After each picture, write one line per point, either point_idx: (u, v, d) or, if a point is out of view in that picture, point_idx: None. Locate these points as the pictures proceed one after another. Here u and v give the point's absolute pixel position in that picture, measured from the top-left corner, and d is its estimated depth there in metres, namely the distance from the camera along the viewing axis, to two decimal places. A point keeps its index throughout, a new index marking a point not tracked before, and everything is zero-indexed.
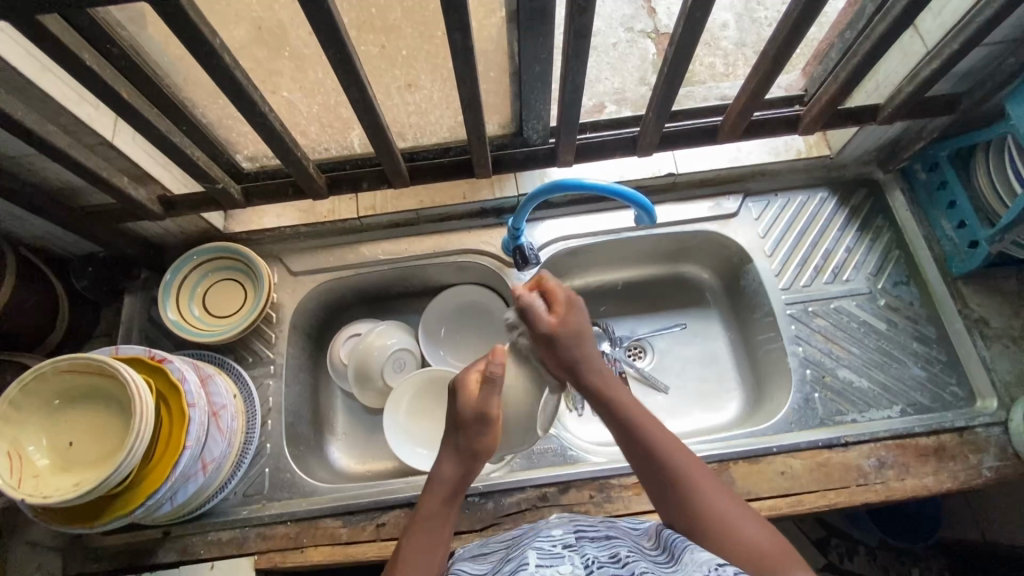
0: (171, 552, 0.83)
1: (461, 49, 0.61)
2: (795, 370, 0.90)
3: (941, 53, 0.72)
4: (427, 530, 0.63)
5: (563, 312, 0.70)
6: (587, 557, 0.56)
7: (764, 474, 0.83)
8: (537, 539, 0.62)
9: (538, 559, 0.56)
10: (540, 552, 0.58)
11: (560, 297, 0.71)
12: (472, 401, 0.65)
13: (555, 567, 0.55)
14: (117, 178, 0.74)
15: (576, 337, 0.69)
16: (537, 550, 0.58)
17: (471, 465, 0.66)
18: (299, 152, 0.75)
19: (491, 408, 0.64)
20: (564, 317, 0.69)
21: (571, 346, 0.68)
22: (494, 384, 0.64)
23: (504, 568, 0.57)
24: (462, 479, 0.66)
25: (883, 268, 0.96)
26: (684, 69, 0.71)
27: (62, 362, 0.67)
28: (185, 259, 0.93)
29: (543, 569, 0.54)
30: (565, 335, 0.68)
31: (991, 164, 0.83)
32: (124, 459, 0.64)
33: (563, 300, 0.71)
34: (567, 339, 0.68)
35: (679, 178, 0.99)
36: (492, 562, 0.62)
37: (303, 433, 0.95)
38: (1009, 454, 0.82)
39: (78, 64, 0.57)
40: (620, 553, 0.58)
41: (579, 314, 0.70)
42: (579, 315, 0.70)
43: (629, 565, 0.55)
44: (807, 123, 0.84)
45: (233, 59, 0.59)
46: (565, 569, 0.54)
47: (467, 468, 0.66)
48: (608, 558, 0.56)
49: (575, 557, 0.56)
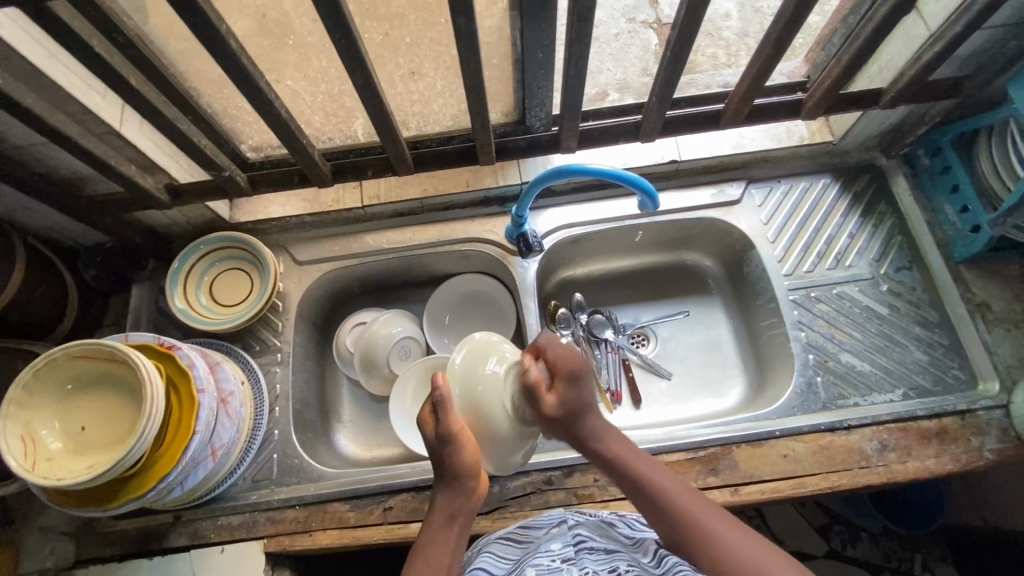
0: (182, 537, 0.85)
1: (465, 33, 0.61)
2: (798, 355, 0.91)
3: (944, 36, 0.72)
4: (429, 561, 0.60)
5: (563, 388, 0.64)
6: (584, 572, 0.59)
7: (767, 457, 0.83)
8: (536, 554, 0.63)
9: None
10: (539, 569, 0.60)
11: (560, 365, 0.65)
12: (432, 431, 0.62)
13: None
14: (125, 167, 0.74)
15: (576, 411, 0.65)
16: (537, 565, 0.60)
17: (460, 487, 0.63)
18: (305, 139, 0.75)
19: (447, 426, 0.60)
20: (563, 396, 0.64)
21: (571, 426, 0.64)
22: (440, 402, 0.61)
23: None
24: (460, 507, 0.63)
25: (885, 253, 0.96)
26: (686, 56, 0.71)
27: (72, 348, 0.68)
28: (194, 246, 0.95)
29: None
30: (568, 417, 0.64)
31: (994, 148, 0.83)
32: (136, 442, 0.65)
33: (564, 370, 0.64)
34: (568, 420, 0.64)
35: (683, 165, 0.99)
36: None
37: (311, 421, 0.97)
38: (1010, 436, 0.83)
39: (87, 51, 0.57)
40: (619, 565, 0.60)
41: (577, 381, 0.65)
42: (576, 380, 0.65)
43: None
44: (810, 108, 0.84)
45: (239, 45, 0.59)
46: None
47: (459, 492, 0.63)
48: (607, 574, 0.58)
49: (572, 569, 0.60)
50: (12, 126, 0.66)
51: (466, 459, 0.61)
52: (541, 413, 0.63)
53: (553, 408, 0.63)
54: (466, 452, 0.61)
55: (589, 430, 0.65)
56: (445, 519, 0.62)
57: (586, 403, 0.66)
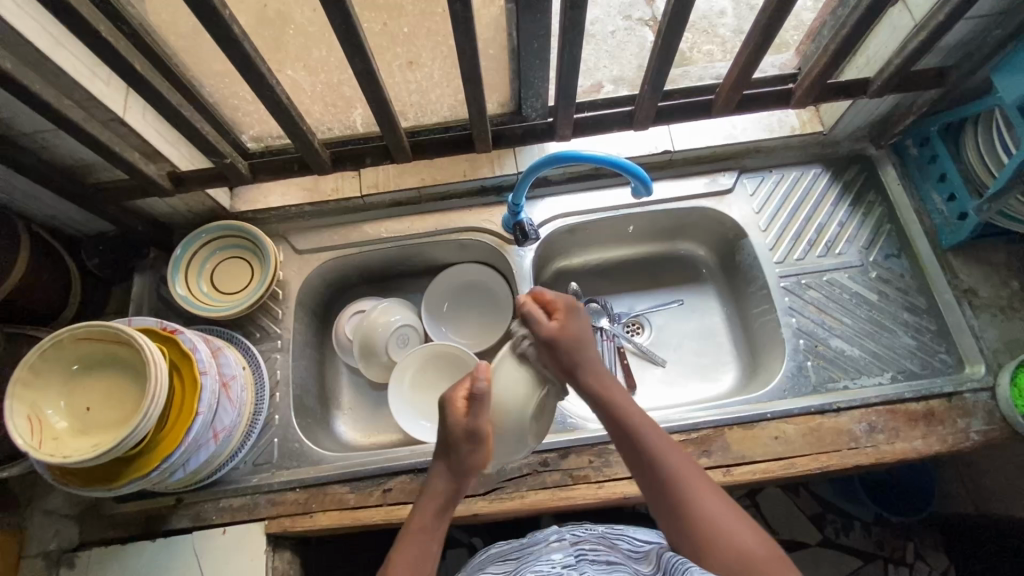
0: (185, 519, 0.86)
1: (462, 21, 0.63)
2: (789, 340, 0.93)
3: (928, 25, 0.74)
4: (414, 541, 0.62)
5: (563, 319, 0.68)
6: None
7: (757, 438, 0.85)
8: (537, 561, 0.66)
9: None
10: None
11: (558, 303, 0.70)
12: (461, 422, 0.63)
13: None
14: (129, 153, 0.76)
15: (574, 343, 0.67)
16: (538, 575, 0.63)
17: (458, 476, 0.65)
18: (305, 127, 0.77)
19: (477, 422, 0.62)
20: (562, 324, 0.67)
21: (565, 354, 0.66)
22: (479, 397, 0.62)
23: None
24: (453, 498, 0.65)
25: (875, 241, 0.98)
26: (677, 43, 0.72)
27: (78, 330, 0.70)
28: (195, 235, 0.96)
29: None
30: (564, 343, 0.66)
31: (979, 136, 0.85)
32: (140, 422, 0.67)
33: (563, 308, 0.69)
34: (564, 345, 0.66)
35: (676, 156, 1.01)
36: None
37: (311, 407, 0.98)
38: (996, 418, 0.85)
39: (94, 36, 0.59)
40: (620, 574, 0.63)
41: (578, 318, 0.69)
42: (578, 320, 0.69)
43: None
44: (799, 97, 0.86)
45: (241, 31, 0.61)
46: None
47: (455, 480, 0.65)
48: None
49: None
50: (19, 112, 0.67)
51: (481, 458, 0.64)
52: (539, 331, 0.67)
53: (550, 329, 0.66)
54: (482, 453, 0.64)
55: (585, 368, 0.67)
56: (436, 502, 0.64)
57: (585, 340, 0.68)
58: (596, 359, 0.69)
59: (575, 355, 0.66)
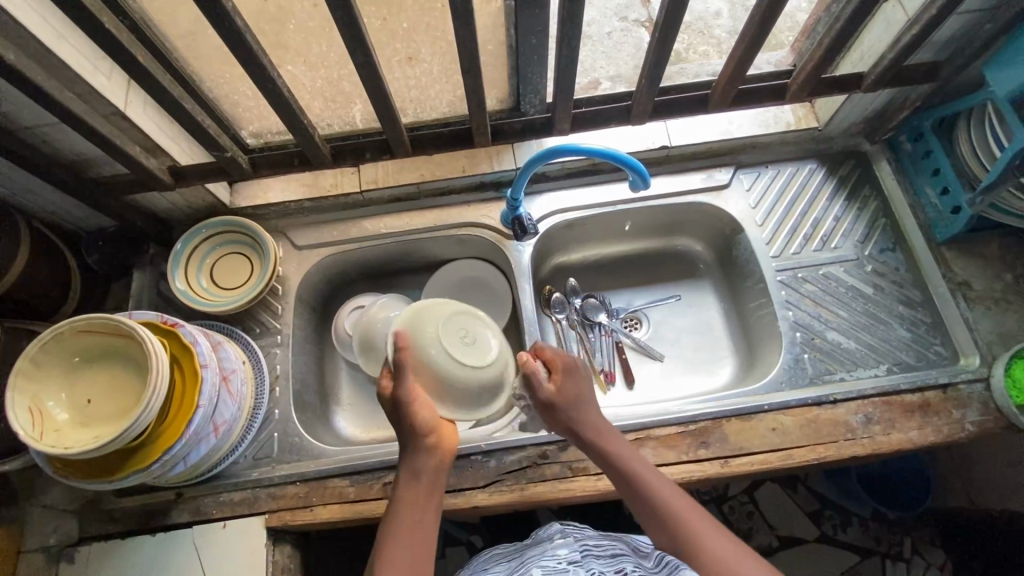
0: (184, 513, 0.86)
1: (462, 13, 0.63)
2: (785, 333, 0.94)
3: (921, 19, 0.75)
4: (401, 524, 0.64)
5: (562, 379, 0.73)
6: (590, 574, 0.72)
7: (755, 430, 0.86)
8: (544, 557, 0.76)
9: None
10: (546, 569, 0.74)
11: (556, 360, 0.74)
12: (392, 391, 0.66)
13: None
14: (129, 147, 0.76)
15: (573, 402, 0.73)
16: (545, 567, 0.74)
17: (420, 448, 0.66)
18: (306, 121, 0.77)
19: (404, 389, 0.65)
20: (560, 387, 0.73)
21: (565, 414, 0.72)
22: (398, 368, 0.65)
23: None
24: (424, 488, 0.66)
25: (870, 235, 0.99)
26: (674, 37, 0.73)
27: (79, 322, 0.70)
28: (201, 229, 0.96)
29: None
30: (563, 404, 0.72)
31: (972, 130, 0.86)
32: (142, 413, 0.67)
33: (560, 367, 0.73)
34: (561, 407, 0.72)
35: (673, 151, 1.02)
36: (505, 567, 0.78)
37: (311, 403, 0.99)
38: (991, 409, 0.86)
39: (96, 28, 0.59)
40: (624, 567, 0.74)
41: (574, 376, 0.73)
42: (575, 376, 0.74)
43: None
44: (794, 92, 0.87)
45: (244, 24, 0.61)
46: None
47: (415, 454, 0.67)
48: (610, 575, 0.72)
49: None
50: (20, 104, 0.67)
51: (425, 416, 0.66)
52: (540, 395, 0.72)
53: (550, 393, 0.72)
54: (422, 410, 0.65)
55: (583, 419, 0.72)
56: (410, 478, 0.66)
57: (584, 397, 0.73)
58: (597, 415, 0.74)
59: (574, 414, 0.72)
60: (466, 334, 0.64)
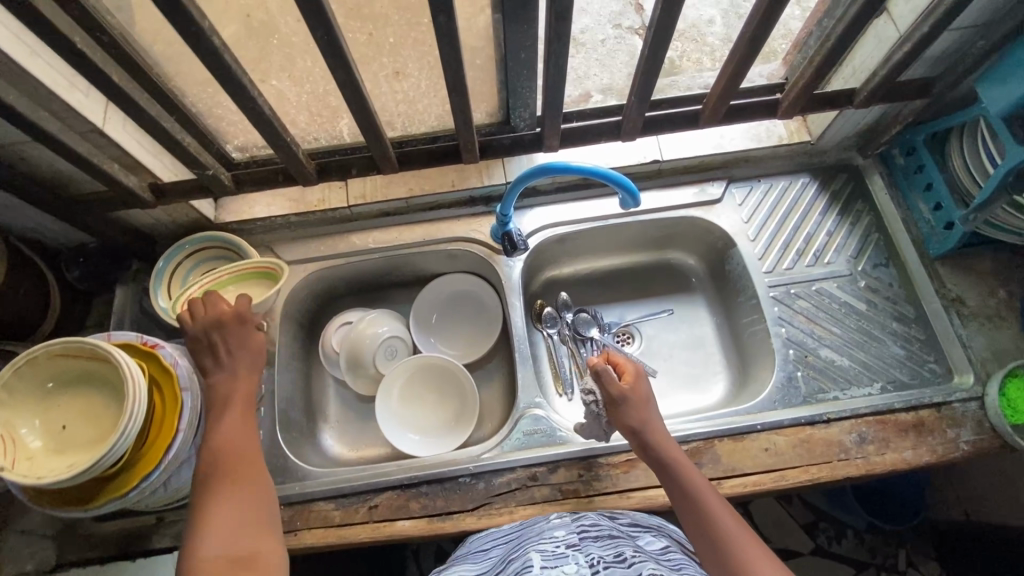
0: (165, 538, 0.84)
1: (446, 32, 0.62)
2: (778, 350, 0.93)
3: (912, 37, 0.74)
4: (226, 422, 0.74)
5: (632, 380, 0.79)
6: (591, 556, 0.62)
7: (748, 450, 0.84)
8: (540, 542, 0.67)
9: (542, 561, 0.62)
10: (544, 553, 0.63)
11: (629, 366, 0.80)
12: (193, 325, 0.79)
13: (561, 568, 0.60)
14: (108, 165, 0.74)
15: (641, 403, 0.77)
16: (541, 552, 0.64)
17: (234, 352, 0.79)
18: (289, 138, 0.76)
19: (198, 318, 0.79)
20: (632, 385, 0.78)
21: (632, 411, 0.76)
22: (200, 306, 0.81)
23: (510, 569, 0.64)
24: (241, 420, 0.75)
25: (862, 250, 0.98)
26: (663, 55, 0.72)
27: (54, 346, 0.68)
28: (213, 234, 0.95)
29: (548, 570, 0.60)
30: (630, 402, 0.77)
31: (965, 145, 0.85)
32: (118, 441, 0.65)
33: (634, 370, 0.80)
34: (631, 403, 0.77)
35: (664, 166, 1.01)
36: (495, 560, 0.68)
37: (297, 421, 0.96)
38: (985, 428, 0.85)
39: (68, 47, 0.57)
40: (625, 552, 0.64)
41: (645, 382, 0.79)
42: (645, 384, 0.79)
43: (635, 566, 0.60)
44: (786, 108, 0.86)
45: (222, 43, 0.60)
46: (570, 569, 0.60)
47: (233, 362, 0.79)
48: (613, 558, 0.62)
49: (579, 557, 0.62)
50: None
51: (218, 320, 0.79)
52: (610, 388, 0.77)
53: (621, 388, 0.77)
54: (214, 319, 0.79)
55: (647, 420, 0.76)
56: (227, 379, 0.78)
57: (652, 404, 0.78)
58: (660, 424, 0.77)
59: (638, 414, 0.76)
60: (389, 352, 1.04)
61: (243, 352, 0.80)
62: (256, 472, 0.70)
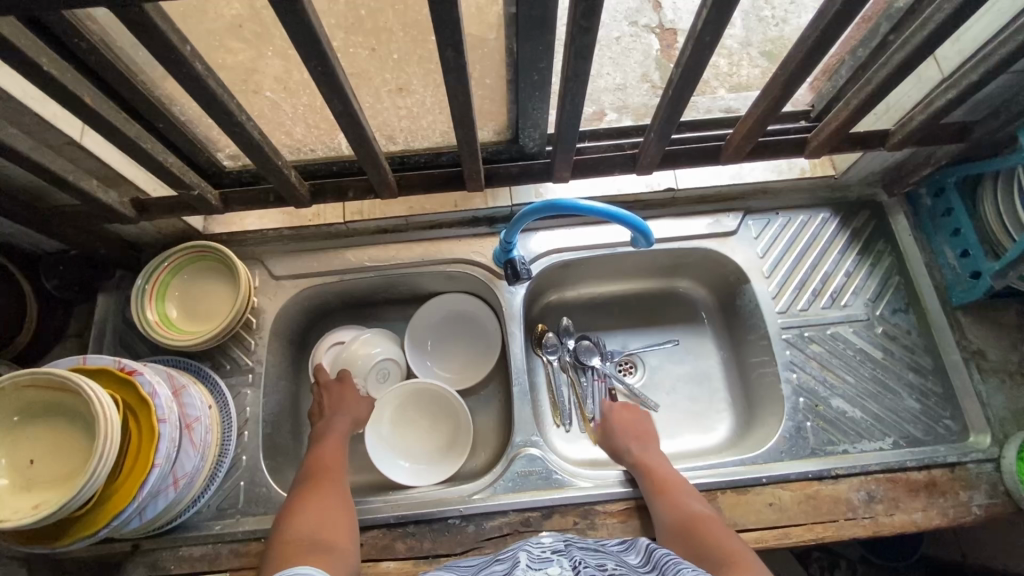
0: (140, 567, 0.81)
1: (453, 66, 0.57)
2: (788, 398, 0.88)
3: (956, 83, 0.69)
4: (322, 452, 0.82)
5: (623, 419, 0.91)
6: (575, 560, 0.53)
7: (751, 505, 0.81)
8: (528, 544, 0.60)
9: (528, 562, 0.54)
10: (531, 556, 0.56)
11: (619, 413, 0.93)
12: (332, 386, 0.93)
13: (545, 568, 0.52)
14: (85, 180, 0.69)
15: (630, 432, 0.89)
16: (528, 553, 0.56)
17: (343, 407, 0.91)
18: (280, 161, 0.71)
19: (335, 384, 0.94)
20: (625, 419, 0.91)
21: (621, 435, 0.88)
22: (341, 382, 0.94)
23: (495, 565, 0.56)
24: (334, 447, 0.83)
25: (882, 294, 0.93)
26: (691, 91, 0.66)
27: (21, 377, 0.64)
28: (208, 243, 0.89)
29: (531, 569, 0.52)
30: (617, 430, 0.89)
31: (998, 194, 0.80)
32: (85, 483, 0.61)
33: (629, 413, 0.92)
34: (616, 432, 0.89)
35: (679, 195, 0.96)
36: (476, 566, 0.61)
37: (281, 445, 0.93)
38: (999, 492, 0.81)
39: (37, 68, 0.52)
40: (607, 563, 0.56)
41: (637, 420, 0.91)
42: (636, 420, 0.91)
43: None
44: (814, 147, 0.81)
45: (207, 68, 0.55)
46: (553, 569, 0.51)
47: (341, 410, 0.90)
48: (595, 563, 0.54)
49: (564, 561, 0.53)
50: None
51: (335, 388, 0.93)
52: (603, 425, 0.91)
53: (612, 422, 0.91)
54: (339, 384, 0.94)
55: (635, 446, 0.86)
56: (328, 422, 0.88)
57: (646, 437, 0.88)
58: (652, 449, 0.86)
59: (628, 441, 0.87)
60: (382, 375, 1.01)
61: (343, 410, 0.90)
62: (333, 496, 0.74)
